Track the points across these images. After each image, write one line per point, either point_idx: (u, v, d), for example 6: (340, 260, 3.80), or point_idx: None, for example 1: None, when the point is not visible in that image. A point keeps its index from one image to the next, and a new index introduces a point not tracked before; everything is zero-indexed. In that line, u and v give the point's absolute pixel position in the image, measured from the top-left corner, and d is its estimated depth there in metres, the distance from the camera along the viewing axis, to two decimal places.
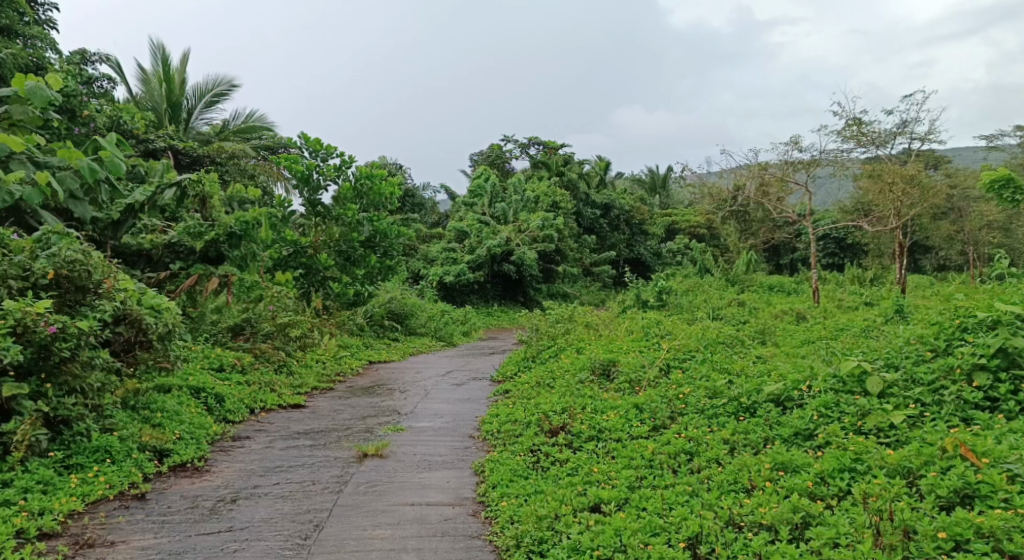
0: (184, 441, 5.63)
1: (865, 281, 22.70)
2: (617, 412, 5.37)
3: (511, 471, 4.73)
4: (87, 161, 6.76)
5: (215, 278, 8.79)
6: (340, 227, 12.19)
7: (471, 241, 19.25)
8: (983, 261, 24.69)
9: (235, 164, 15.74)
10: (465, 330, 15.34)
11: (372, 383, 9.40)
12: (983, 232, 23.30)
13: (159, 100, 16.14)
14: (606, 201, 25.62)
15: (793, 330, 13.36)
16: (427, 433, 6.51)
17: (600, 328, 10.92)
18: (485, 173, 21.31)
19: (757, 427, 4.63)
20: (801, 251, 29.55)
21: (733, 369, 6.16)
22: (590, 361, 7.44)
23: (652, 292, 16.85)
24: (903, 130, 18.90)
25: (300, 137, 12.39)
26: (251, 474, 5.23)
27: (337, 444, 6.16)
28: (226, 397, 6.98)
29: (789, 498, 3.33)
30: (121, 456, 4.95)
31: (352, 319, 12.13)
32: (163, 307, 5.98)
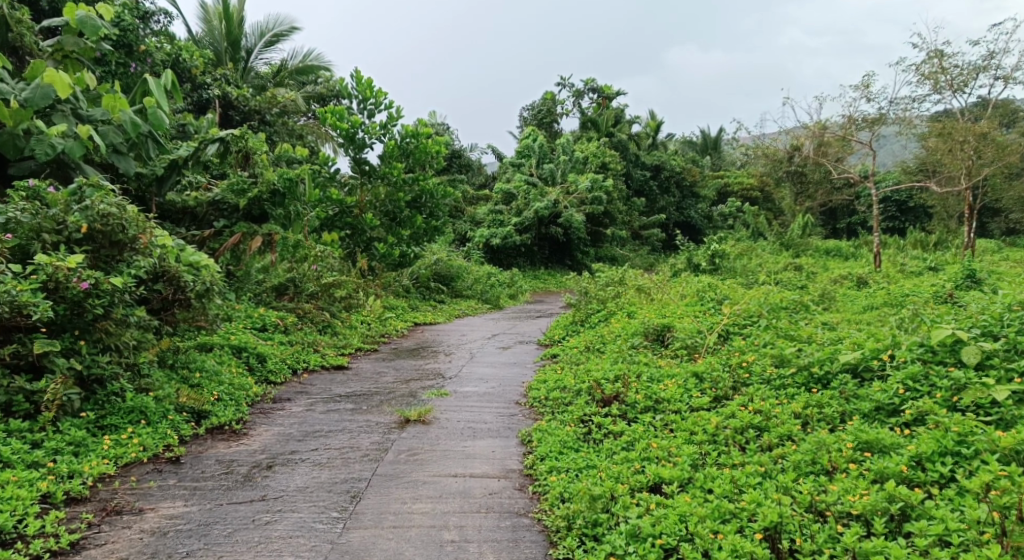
0: (222, 403, 5.49)
1: (929, 246, 21.54)
2: (674, 380, 4.98)
3: (560, 443, 4.40)
4: (130, 114, 6.56)
5: (258, 237, 8.50)
6: (386, 186, 11.91)
7: (518, 203, 18.82)
8: None
9: (283, 124, 15.51)
10: (512, 292, 15.05)
11: (417, 345, 9.21)
12: None
13: (219, 39, 16.04)
14: (657, 162, 24.79)
15: (853, 296, 12.66)
16: (472, 398, 6.26)
17: (651, 292, 10.46)
18: (533, 134, 20.71)
19: (832, 400, 4.17)
20: (861, 214, 28.24)
21: (801, 337, 5.68)
22: (643, 326, 7.04)
23: (703, 256, 16.21)
24: (988, 64, 17.61)
25: (352, 82, 12.18)
26: (289, 439, 5.05)
27: (378, 408, 5.95)
28: (268, 357, 6.88)
29: (882, 484, 2.87)
30: (156, 417, 4.82)
31: (398, 281, 11.93)
32: (201, 265, 5.75)
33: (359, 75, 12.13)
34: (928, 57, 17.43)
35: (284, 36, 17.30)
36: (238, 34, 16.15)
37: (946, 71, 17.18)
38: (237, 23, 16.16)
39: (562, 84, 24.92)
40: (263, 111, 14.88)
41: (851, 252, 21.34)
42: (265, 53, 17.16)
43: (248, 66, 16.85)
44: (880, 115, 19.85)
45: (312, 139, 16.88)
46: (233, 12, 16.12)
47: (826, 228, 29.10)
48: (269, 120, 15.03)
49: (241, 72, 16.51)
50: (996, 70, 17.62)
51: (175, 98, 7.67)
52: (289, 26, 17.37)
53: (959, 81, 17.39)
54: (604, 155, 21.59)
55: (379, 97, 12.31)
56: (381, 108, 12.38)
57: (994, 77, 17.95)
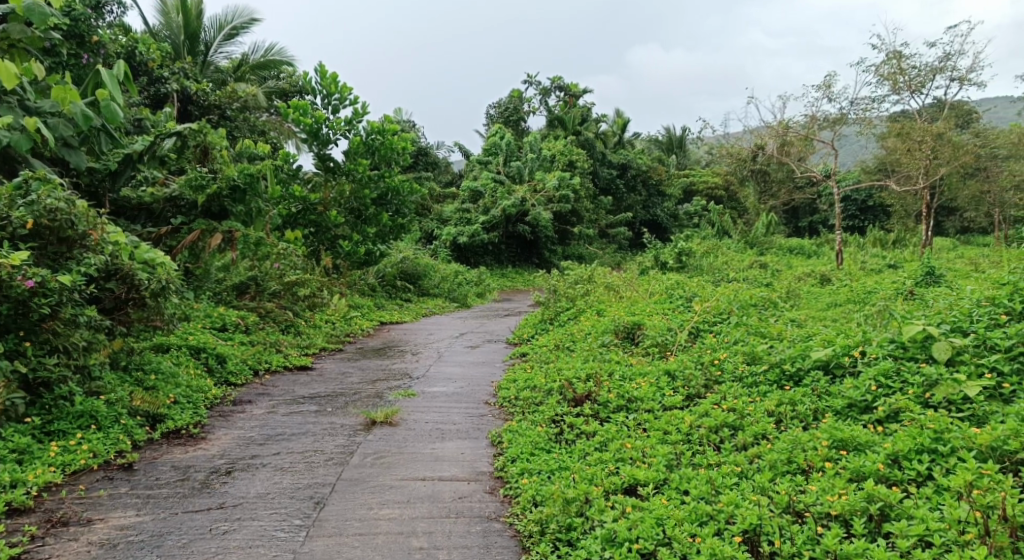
0: (179, 406, 5.26)
1: (888, 244, 21.99)
2: (647, 379, 4.92)
3: (532, 444, 4.30)
4: (81, 106, 6.23)
5: (218, 234, 8.21)
6: (351, 182, 11.68)
7: (485, 201, 18.67)
8: (1007, 224, 24.36)
9: (245, 119, 15.00)
10: (480, 291, 14.92)
11: (383, 344, 9.02)
12: (1011, 193, 22.55)
13: (177, 31, 15.59)
14: (623, 160, 24.84)
15: (816, 292, 12.83)
16: (440, 398, 6.12)
17: (620, 289, 10.44)
18: (500, 131, 20.58)
19: (805, 398, 4.15)
20: (823, 213, 28.76)
21: (772, 333, 5.69)
22: (613, 324, 6.99)
23: (670, 253, 16.30)
24: (944, 65, 18.01)
25: (316, 77, 11.91)
26: (250, 443, 4.85)
27: (343, 410, 5.78)
28: (228, 358, 6.65)
29: (860, 484, 2.83)
30: (108, 422, 4.58)
31: (363, 279, 11.70)
32: (157, 263, 5.50)
33: (323, 69, 11.87)
34: (887, 58, 17.78)
35: (245, 29, 16.90)
36: (196, 27, 15.70)
37: (905, 72, 17.54)
38: (195, 16, 15.71)
39: (529, 82, 24.84)
40: (223, 105, 14.46)
41: (813, 250, 21.69)
42: (225, 47, 16.73)
43: (207, 60, 16.41)
44: (841, 115, 20.22)
45: (275, 135, 16.50)
46: (192, 5, 15.67)
47: (788, 226, 29.58)
48: (230, 115, 14.62)
49: (200, 66, 16.07)
50: (952, 71, 18.05)
51: (129, 89, 7.36)
52: (250, 19, 16.96)
53: (918, 82, 17.78)
54: (571, 153, 21.56)
55: (344, 93, 12.07)
56: (346, 103, 12.14)
57: (951, 78, 18.38)
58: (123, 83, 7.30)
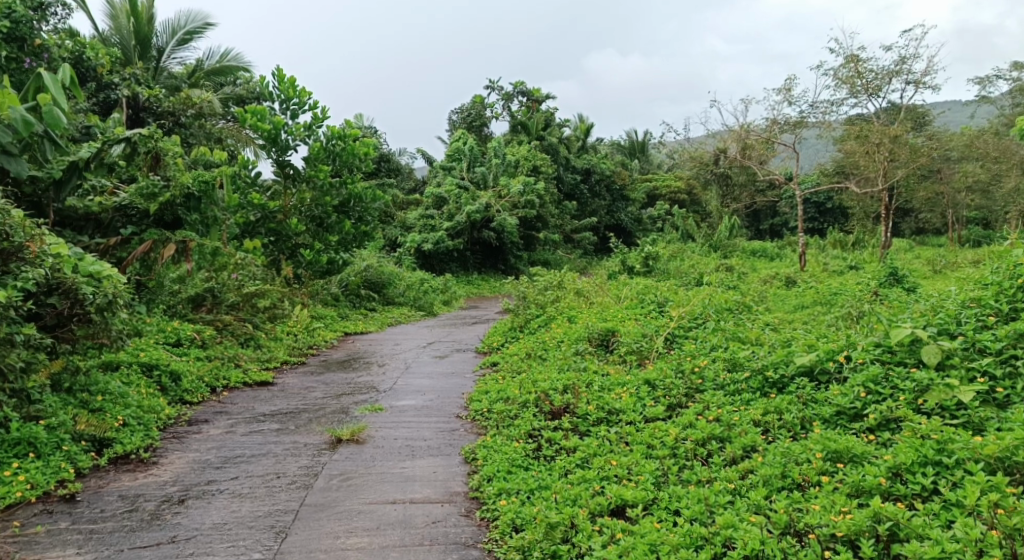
0: (128, 429, 4.90)
1: (847, 246, 22.37)
2: (627, 389, 4.75)
3: (509, 461, 4.08)
4: (21, 112, 5.84)
5: (173, 243, 7.86)
6: (311, 190, 11.33)
7: (450, 207, 18.41)
8: (961, 224, 25.37)
9: (200, 126, 14.50)
10: (446, 299, 14.64)
11: (348, 356, 8.71)
12: (963, 194, 23.20)
13: (127, 36, 15.03)
14: (586, 166, 24.80)
15: (781, 294, 12.88)
16: (409, 413, 5.86)
17: (590, 295, 10.29)
18: (464, 137, 20.35)
19: (792, 406, 4.06)
20: (783, 216, 29.18)
21: (750, 339, 5.58)
22: (587, 331, 6.81)
23: (637, 257, 16.27)
24: (900, 68, 18.38)
25: (273, 82, 11.53)
26: (205, 467, 4.52)
27: (306, 428, 5.47)
28: (183, 375, 6.28)
29: (867, 502, 2.72)
30: (47, 449, 4.21)
31: (326, 289, 11.35)
32: (103, 276, 5.10)
33: (281, 73, 11.51)
34: (844, 62, 18.08)
35: (199, 34, 16.39)
36: (148, 32, 15.16)
37: (862, 76, 17.83)
38: (147, 20, 15.17)
39: (491, 88, 24.68)
40: (178, 113, 13.91)
41: (775, 252, 21.94)
42: (179, 52, 16.19)
43: (159, 66, 15.86)
44: (800, 118, 20.49)
45: (232, 142, 15.99)
46: (143, 9, 15.13)
47: (749, 230, 29.93)
48: (185, 122, 14.06)
49: (153, 72, 15.51)
50: (907, 75, 18.41)
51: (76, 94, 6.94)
52: (204, 23, 16.46)
53: (874, 84, 18.09)
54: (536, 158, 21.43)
55: (304, 97, 11.72)
56: (305, 108, 11.79)
57: (906, 82, 18.75)
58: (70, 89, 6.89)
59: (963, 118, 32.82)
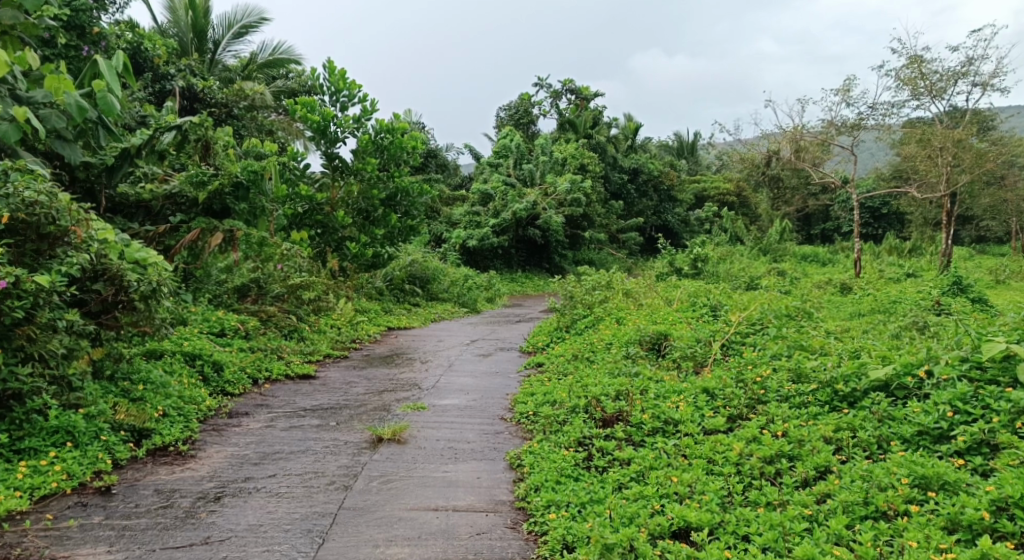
0: (168, 420, 4.83)
1: (904, 253, 21.47)
2: (683, 397, 4.44)
3: (557, 470, 3.83)
4: (76, 97, 5.78)
5: (219, 233, 7.64)
6: (359, 183, 11.27)
7: (496, 204, 18.21)
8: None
9: (253, 119, 14.60)
10: (489, 296, 14.45)
11: (391, 351, 8.58)
12: None
13: (185, 29, 15.25)
14: (634, 165, 24.31)
15: (837, 301, 12.31)
16: (451, 413, 5.66)
17: (638, 296, 9.95)
18: (511, 134, 20.15)
19: (867, 424, 3.72)
20: (839, 219, 28.19)
21: (816, 348, 5.20)
22: (637, 333, 6.51)
23: (685, 259, 15.83)
24: (968, 68, 17.47)
25: (323, 74, 11.50)
26: (243, 463, 4.40)
27: (347, 424, 5.31)
28: (225, 365, 6.22)
29: (976, 541, 2.44)
30: (86, 439, 4.14)
31: (371, 282, 11.27)
32: (148, 263, 5.05)
33: (331, 65, 11.46)
34: (907, 63, 17.27)
35: (254, 28, 16.54)
36: (205, 25, 15.35)
37: (926, 77, 16.99)
38: (204, 14, 15.36)
39: (540, 84, 24.40)
40: (231, 105, 14.00)
41: (828, 258, 21.19)
42: (233, 45, 16.37)
43: (215, 59, 16.06)
44: (858, 120, 19.67)
45: (283, 134, 16.08)
46: (201, 3, 15.33)
47: (800, 233, 29.02)
48: (238, 114, 14.13)
49: (208, 65, 15.70)
50: (975, 76, 17.48)
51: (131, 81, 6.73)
52: (259, 18, 16.60)
53: (939, 86, 17.22)
54: (583, 156, 21.10)
55: (353, 90, 11.65)
56: (355, 101, 11.73)
57: (973, 83, 17.82)
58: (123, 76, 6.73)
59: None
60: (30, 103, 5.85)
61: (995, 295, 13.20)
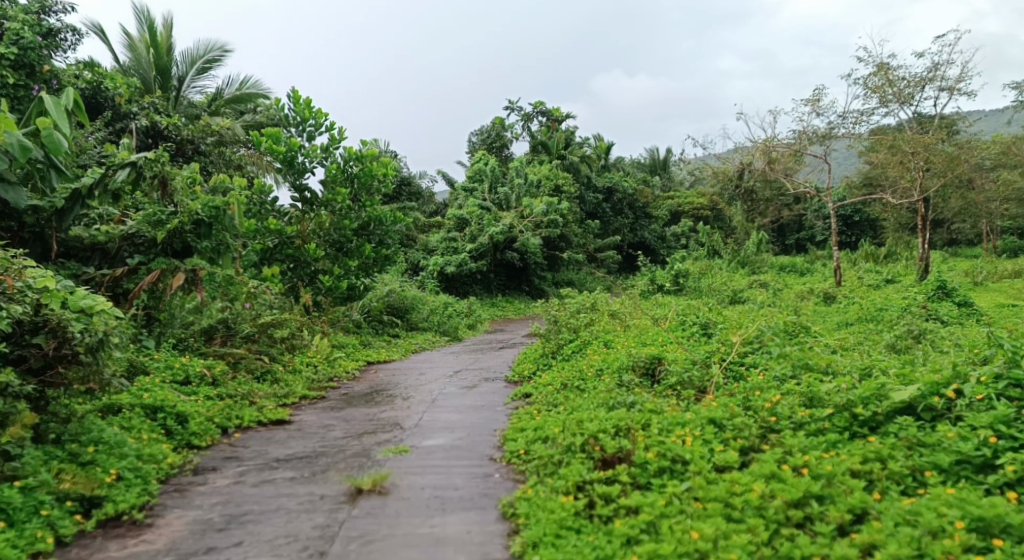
0: (123, 484, 4.35)
1: (880, 259, 21.51)
2: (688, 429, 4.10)
3: (557, 523, 3.45)
4: (18, 136, 5.35)
5: (181, 273, 7.03)
6: (330, 214, 10.87)
7: (472, 229, 17.88)
8: (997, 235, 24.41)
9: (220, 154, 14.18)
10: (470, 323, 14.04)
11: (370, 388, 8.13)
12: (999, 204, 22.26)
13: (147, 67, 14.83)
14: (609, 184, 24.14)
15: (823, 311, 12.09)
16: (437, 455, 5.24)
17: (625, 316, 9.61)
18: (485, 158, 19.90)
19: (898, 453, 3.44)
20: (814, 229, 28.27)
21: (822, 367, 4.93)
22: (629, 358, 6.17)
23: (666, 275, 15.56)
24: (933, 74, 17.61)
25: (288, 104, 11.14)
26: (206, 530, 3.96)
27: (323, 476, 4.87)
28: (191, 416, 5.76)
29: None
30: (22, 516, 3.68)
31: (348, 315, 10.83)
32: (96, 311, 4.57)
33: (296, 94, 11.13)
34: (874, 70, 17.30)
35: (218, 63, 16.17)
36: (167, 62, 14.95)
37: (893, 84, 17.03)
38: (166, 50, 14.98)
39: (510, 108, 24.25)
40: (198, 140, 13.53)
41: (806, 267, 21.12)
42: (198, 81, 15.99)
43: (179, 95, 15.65)
44: (829, 129, 19.66)
45: (253, 169, 15.66)
46: (162, 39, 14.94)
47: (776, 244, 29.08)
48: (205, 150, 13.67)
49: (173, 101, 15.29)
50: (941, 81, 17.57)
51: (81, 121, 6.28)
52: (222, 52, 16.25)
53: (905, 94, 17.30)
54: (557, 177, 20.89)
55: (320, 118, 11.30)
56: (322, 129, 11.37)
57: (938, 89, 17.93)
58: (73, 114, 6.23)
59: (1000, 124, 31.64)
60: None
61: (977, 298, 13.10)
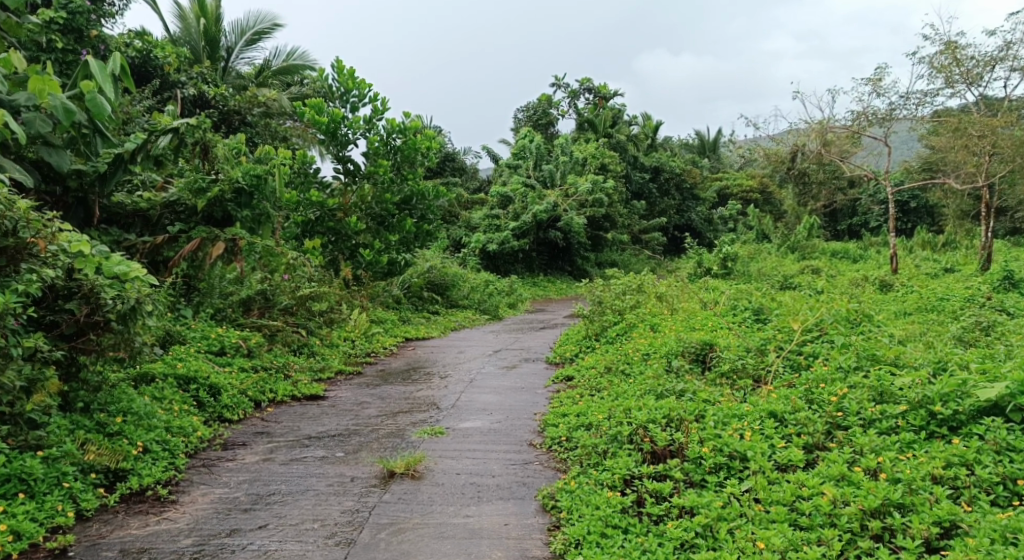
0: (149, 458, 4.26)
1: (938, 247, 20.46)
2: (747, 424, 3.73)
3: (601, 521, 3.16)
4: (60, 98, 4.99)
5: (221, 242, 6.94)
6: (372, 186, 10.69)
7: (515, 206, 17.54)
8: None
9: (267, 125, 14.08)
10: (511, 302, 13.76)
11: (408, 365, 7.95)
12: None
13: (197, 37, 14.79)
14: (656, 163, 23.41)
15: (880, 300, 11.44)
16: (474, 438, 5.01)
17: (673, 300, 9.19)
18: (530, 135, 19.44)
19: (985, 457, 3.00)
20: (870, 214, 27.09)
21: (890, 359, 4.51)
22: (679, 343, 5.80)
23: (713, 259, 15.01)
24: (1007, 52, 16.45)
25: (332, 75, 10.95)
26: (231, 510, 3.82)
27: (355, 456, 4.68)
28: (224, 389, 5.65)
29: None
30: (44, 488, 3.57)
31: (387, 291, 10.66)
32: (130, 278, 4.42)
33: (340, 64, 10.90)
34: (940, 49, 16.23)
35: (267, 35, 16.06)
36: (217, 32, 14.89)
37: (961, 63, 15.95)
38: (216, 20, 14.91)
39: (557, 84, 23.70)
40: (244, 111, 13.44)
41: (859, 254, 20.23)
42: (246, 52, 15.92)
43: (228, 66, 15.61)
44: (889, 111, 18.63)
45: (299, 141, 15.56)
46: (212, 9, 14.86)
47: (827, 230, 28.05)
48: (252, 121, 13.57)
49: (221, 72, 15.26)
50: (1012, 61, 16.31)
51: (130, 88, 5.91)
52: (272, 24, 16.13)
53: (974, 73, 16.19)
54: (603, 155, 20.37)
55: (364, 89, 11.08)
56: (365, 101, 11.15)
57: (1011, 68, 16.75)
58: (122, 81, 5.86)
59: None
60: (11, 107, 5.10)
61: None
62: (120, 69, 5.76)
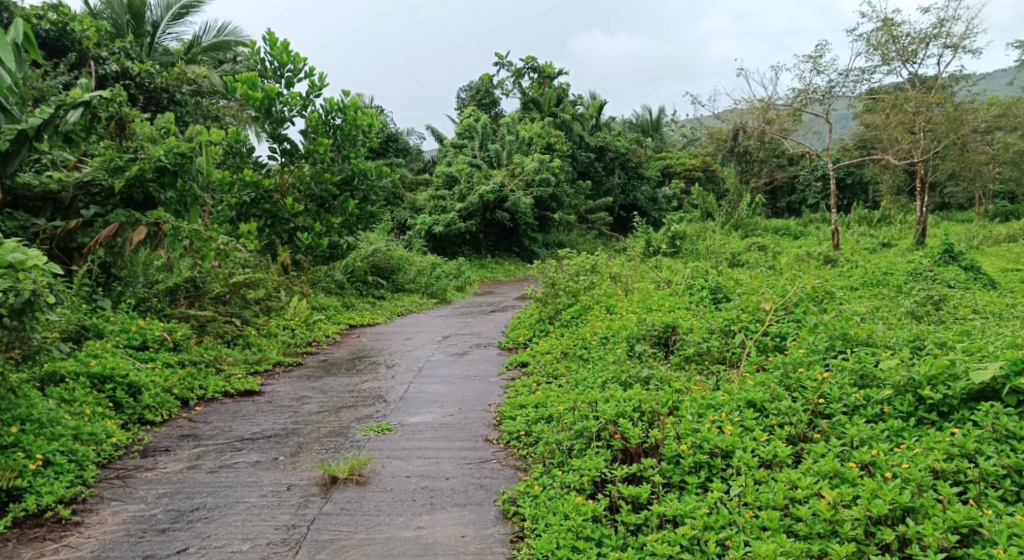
0: (51, 471, 3.71)
1: (874, 224, 20.85)
2: (724, 415, 3.44)
3: (572, 531, 2.80)
4: None
5: (142, 226, 6.31)
6: (311, 166, 10.05)
7: (462, 187, 17.01)
8: (991, 197, 23.77)
9: (198, 104, 13.16)
10: (459, 284, 13.31)
11: (353, 354, 7.44)
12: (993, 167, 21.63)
13: (119, 10, 13.62)
14: (601, 143, 23.16)
15: (828, 275, 11.42)
16: (425, 434, 4.59)
17: (626, 280, 8.90)
18: (475, 114, 18.91)
19: (988, 447, 2.76)
20: (810, 191, 27.55)
21: (864, 339, 4.29)
22: (640, 326, 5.49)
23: (662, 237, 14.88)
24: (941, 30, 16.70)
25: (264, 46, 10.21)
26: (146, 531, 3.34)
27: (294, 460, 4.21)
28: (145, 388, 5.06)
29: None
30: None
31: (330, 276, 10.05)
32: (27, 267, 3.79)
33: (272, 36, 10.19)
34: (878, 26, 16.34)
35: (195, 8, 14.96)
36: (141, 4, 13.74)
37: (897, 41, 16.09)
38: None
39: (501, 63, 23.16)
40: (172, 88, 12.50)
41: (799, 230, 20.48)
42: (173, 27, 14.79)
43: (155, 42, 14.52)
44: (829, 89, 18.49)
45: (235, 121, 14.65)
46: None
47: (768, 208, 28.49)
48: (181, 100, 12.59)
49: (147, 49, 14.19)
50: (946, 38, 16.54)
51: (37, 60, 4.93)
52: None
53: (909, 51, 16.38)
54: (548, 135, 19.99)
55: (299, 63, 10.39)
56: (301, 76, 10.47)
57: (945, 45, 17.00)
58: (27, 52, 4.89)
59: (1003, 85, 30.80)
60: None
61: (984, 262, 12.55)
62: (25, 38, 4.79)
